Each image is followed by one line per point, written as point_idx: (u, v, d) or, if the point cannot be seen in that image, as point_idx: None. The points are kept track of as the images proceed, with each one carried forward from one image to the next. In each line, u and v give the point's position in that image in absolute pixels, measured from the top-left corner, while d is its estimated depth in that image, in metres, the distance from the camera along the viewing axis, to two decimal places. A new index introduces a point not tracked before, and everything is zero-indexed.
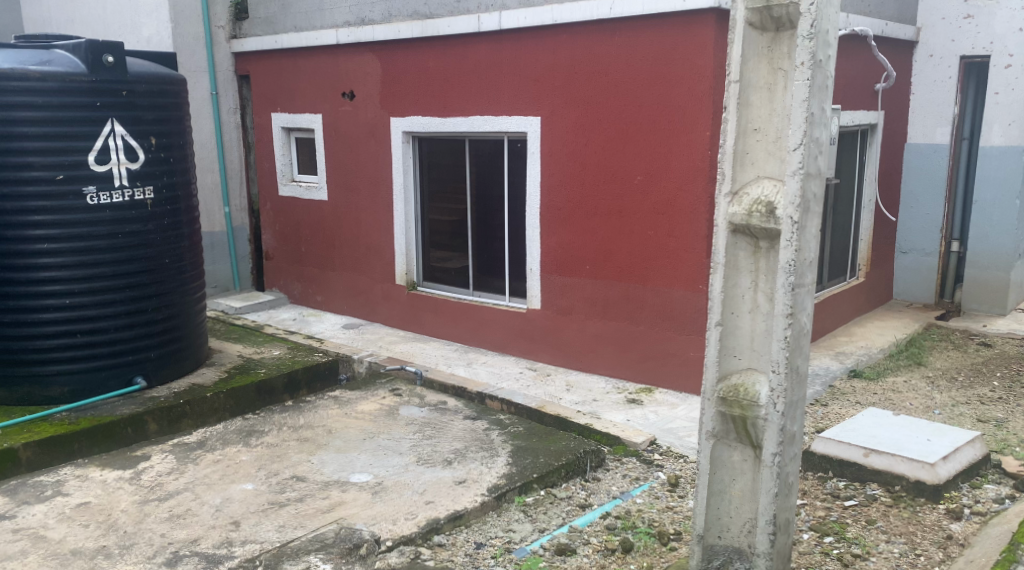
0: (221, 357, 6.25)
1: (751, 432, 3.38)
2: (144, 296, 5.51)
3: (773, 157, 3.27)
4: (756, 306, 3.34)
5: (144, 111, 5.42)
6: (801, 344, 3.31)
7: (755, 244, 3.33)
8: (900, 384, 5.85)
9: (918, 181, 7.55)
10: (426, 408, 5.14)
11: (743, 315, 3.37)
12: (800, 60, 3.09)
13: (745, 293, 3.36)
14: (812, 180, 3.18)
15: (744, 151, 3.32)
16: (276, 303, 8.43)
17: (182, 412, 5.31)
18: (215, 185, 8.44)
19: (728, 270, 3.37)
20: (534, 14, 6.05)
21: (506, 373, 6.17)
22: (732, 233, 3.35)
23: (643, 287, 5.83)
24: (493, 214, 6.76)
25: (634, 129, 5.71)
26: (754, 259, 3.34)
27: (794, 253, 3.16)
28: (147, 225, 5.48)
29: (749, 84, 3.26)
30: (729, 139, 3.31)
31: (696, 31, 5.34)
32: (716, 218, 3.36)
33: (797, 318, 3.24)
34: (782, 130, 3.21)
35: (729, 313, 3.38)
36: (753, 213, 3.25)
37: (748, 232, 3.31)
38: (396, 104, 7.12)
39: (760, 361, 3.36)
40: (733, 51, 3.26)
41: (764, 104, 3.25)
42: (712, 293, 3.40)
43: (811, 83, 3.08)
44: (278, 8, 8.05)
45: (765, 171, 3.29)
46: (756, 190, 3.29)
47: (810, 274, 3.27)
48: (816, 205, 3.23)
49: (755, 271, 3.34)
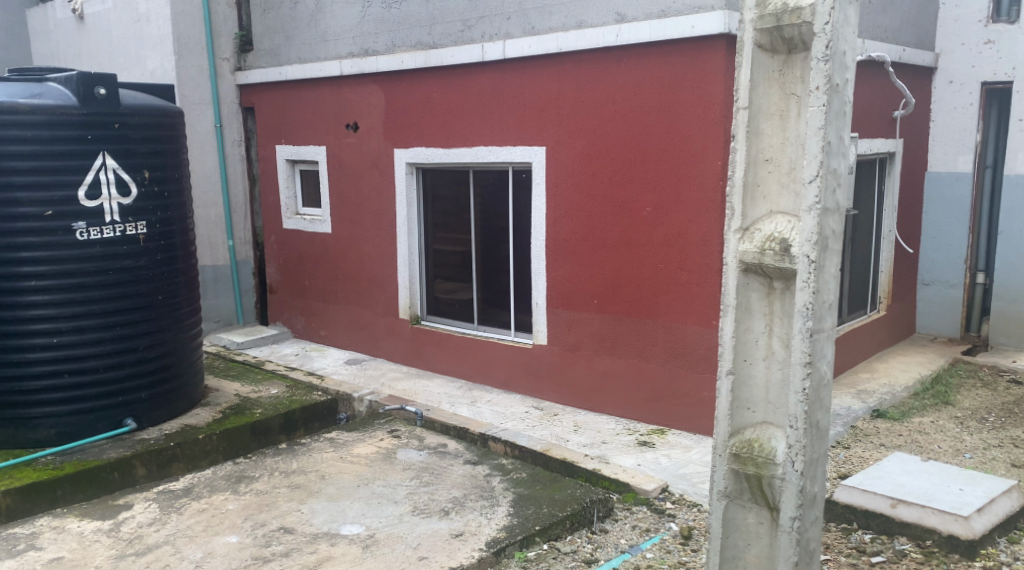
0: (217, 397, 6.04)
1: (767, 492, 3.13)
2: (136, 334, 5.32)
3: (787, 190, 3.04)
4: (770, 353, 3.10)
5: (138, 144, 5.26)
6: (819, 396, 3.08)
7: (769, 284, 3.11)
8: (927, 424, 5.55)
9: (940, 210, 7.29)
10: (425, 452, 4.91)
11: (757, 362, 3.14)
12: (815, 84, 2.87)
13: (759, 338, 3.13)
14: (830, 216, 2.95)
15: (755, 183, 3.10)
16: (279, 337, 8.24)
17: (172, 455, 5.10)
18: (218, 219, 8.29)
19: (739, 313, 3.13)
20: (538, 42, 5.87)
21: (511, 413, 5.92)
22: (744, 273, 3.12)
23: (654, 322, 5.58)
24: (499, 246, 6.55)
25: (643, 159, 5.50)
26: (768, 300, 3.11)
27: (812, 295, 2.92)
28: (139, 260, 5.30)
29: (758, 111, 3.06)
30: (738, 168, 3.10)
31: (705, 56, 5.15)
32: (726, 255, 3.14)
33: (815, 367, 3.01)
34: (797, 159, 2.99)
35: (741, 359, 3.15)
36: (766, 250, 3.03)
37: (761, 271, 3.08)
38: (400, 136, 6.96)
39: (777, 414, 3.12)
40: (741, 75, 3.05)
41: (776, 132, 3.03)
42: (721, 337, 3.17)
43: (827, 109, 2.86)
44: (282, 39, 7.94)
45: (777, 204, 3.07)
46: (769, 226, 3.06)
47: (830, 318, 3.03)
48: (835, 243, 2.99)
49: (770, 313, 3.11)
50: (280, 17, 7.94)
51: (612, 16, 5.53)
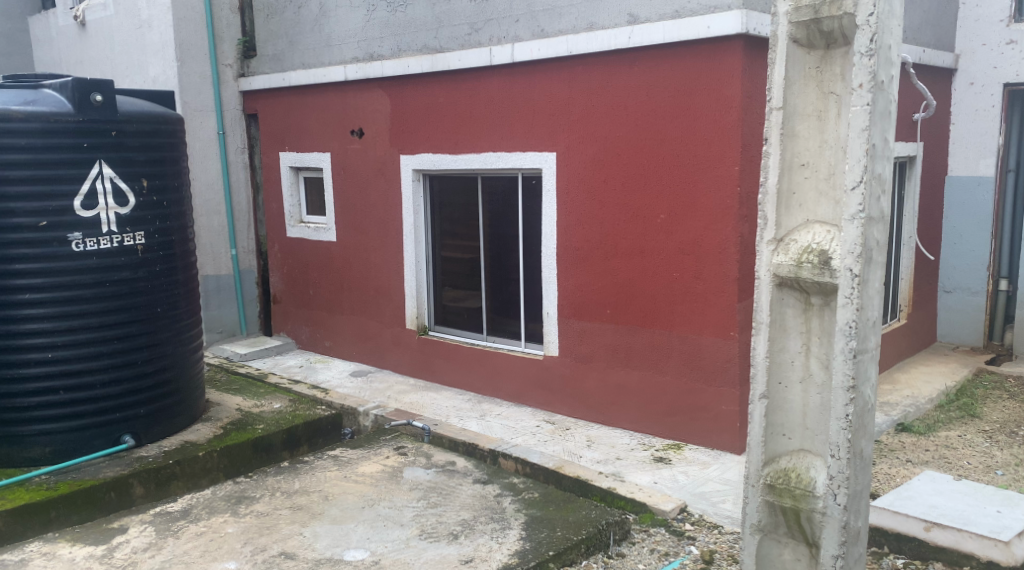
0: (218, 411, 5.86)
1: (806, 527, 3.15)
2: (133, 348, 5.14)
3: (824, 198, 3.05)
4: (806, 375, 3.13)
5: (136, 152, 5.10)
6: (864, 422, 3.09)
7: (806, 301, 3.12)
8: (954, 439, 5.34)
9: (961, 215, 7.08)
10: (433, 470, 4.72)
11: (793, 385, 3.17)
12: (859, 82, 2.87)
13: (795, 357, 3.16)
14: (874, 225, 2.95)
15: (790, 190, 3.12)
16: (283, 348, 8.07)
17: (171, 473, 4.93)
18: (221, 228, 8.12)
19: (773, 330, 3.17)
20: (548, 45, 5.69)
21: (522, 427, 5.73)
22: (779, 287, 3.14)
23: (669, 333, 5.39)
24: (508, 255, 6.36)
25: (657, 164, 5.32)
26: (805, 316, 3.13)
27: (854, 312, 2.93)
28: (138, 272, 5.13)
29: (794, 111, 3.06)
30: (771, 175, 3.11)
31: (721, 57, 4.97)
32: (760, 268, 3.15)
33: (859, 392, 3.01)
34: (835, 164, 3.01)
35: (778, 382, 3.19)
36: (804, 263, 3.04)
37: (797, 286, 3.10)
38: (406, 142, 6.79)
39: (813, 443, 3.16)
40: (775, 73, 3.07)
41: (812, 135, 3.05)
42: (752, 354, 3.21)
43: (872, 108, 2.87)
44: (286, 45, 7.78)
45: (815, 212, 3.08)
46: (805, 237, 3.08)
47: (872, 337, 3.05)
48: (878, 254, 2.99)
49: (806, 331, 3.14)
50: (283, 22, 7.79)
51: (625, 17, 5.36)
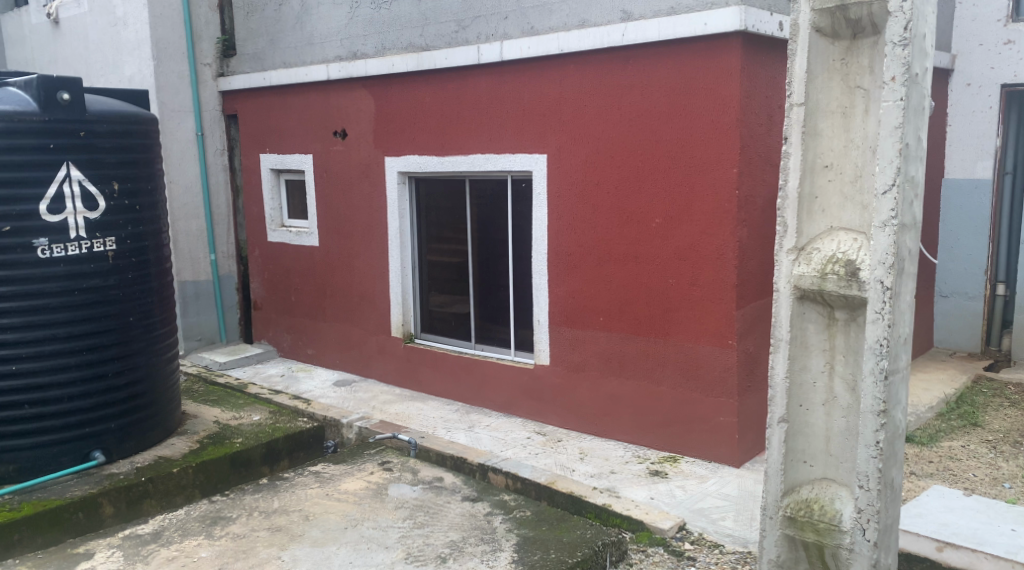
0: (194, 424, 5.62)
1: (831, 562, 3.22)
2: (104, 360, 4.90)
3: (850, 203, 3.15)
4: (830, 398, 3.23)
5: (106, 153, 4.86)
6: (894, 450, 3.15)
7: (829, 315, 3.21)
8: (958, 449, 5.17)
9: (959, 219, 6.91)
10: (419, 487, 4.51)
11: (816, 408, 3.27)
12: (892, 74, 2.93)
13: (817, 378, 3.25)
14: (906, 232, 3.01)
15: (813, 193, 3.20)
16: (264, 356, 7.83)
17: (143, 492, 4.70)
18: (200, 232, 7.88)
19: (794, 348, 3.25)
20: (538, 43, 5.49)
21: (511, 439, 5.52)
22: (799, 300, 3.23)
23: (665, 342, 5.20)
24: (497, 260, 6.15)
25: (652, 166, 5.14)
26: (827, 331, 3.22)
27: (886, 328, 2.98)
28: (108, 279, 4.89)
29: (817, 107, 3.16)
30: (791, 176, 3.19)
31: (719, 56, 4.80)
32: (780, 277, 3.23)
33: (890, 416, 3.06)
34: (860, 165, 3.11)
35: (799, 405, 3.29)
36: (829, 273, 3.12)
37: (820, 300, 3.19)
38: (391, 143, 6.58)
39: (837, 472, 3.25)
40: (797, 65, 3.16)
41: (837, 132, 3.15)
42: (771, 374, 3.29)
43: (905, 104, 2.92)
44: (266, 43, 7.56)
45: (838, 219, 3.19)
46: (830, 245, 3.17)
47: (903, 356, 3.10)
48: (910, 264, 3.05)
49: (828, 348, 3.22)
50: (263, 20, 7.56)
51: (618, 14, 5.17)
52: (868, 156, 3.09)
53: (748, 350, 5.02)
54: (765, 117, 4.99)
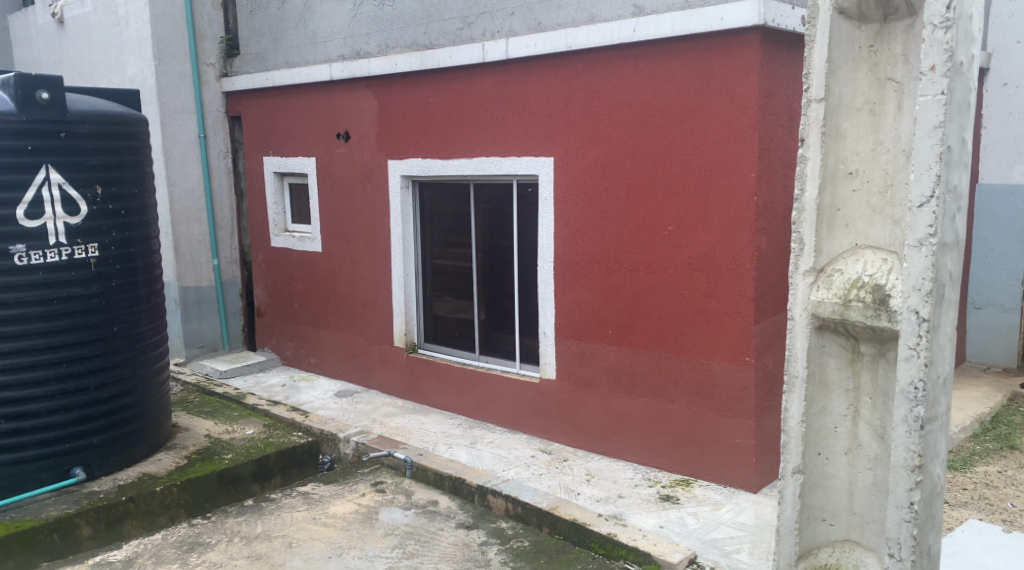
0: (184, 438, 5.37)
1: None
2: (87, 372, 4.67)
3: (879, 217, 2.89)
4: (853, 447, 2.98)
5: (89, 155, 4.63)
6: (933, 508, 2.85)
7: (853, 349, 2.94)
8: (994, 475, 4.82)
9: (994, 227, 6.54)
10: (411, 512, 4.53)
11: (837, 457, 3.02)
12: (932, 63, 2.62)
13: (838, 420, 3.00)
14: (947, 252, 2.70)
15: (835, 205, 2.95)
16: (265, 364, 7.59)
17: (124, 512, 4.46)
18: (202, 237, 7.66)
19: (815, 387, 3.00)
20: (545, 40, 5.21)
21: (514, 458, 5.23)
22: (819, 331, 2.97)
23: (677, 357, 4.90)
24: (503, 268, 5.87)
25: (664, 171, 4.84)
26: (850, 368, 2.96)
27: (922, 368, 2.68)
28: (90, 287, 4.66)
29: (840, 103, 2.90)
30: (810, 183, 2.92)
31: (737, 53, 4.50)
32: (798, 301, 2.97)
33: (926, 472, 2.76)
34: (890, 171, 2.84)
35: (817, 454, 3.04)
36: (853, 300, 2.86)
37: (842, 331, 2.93)
38: (394, 145, 6.32)
39: (862, 533, 3.01)
40: (816, 56, 2.88)
41: (865, 131, 2.88)
42: (785, 416, 3.02)
43: (947, 100, 2.61)
44: (269, 42, 7.34)
45: (864, 236, 2.93)
46: (856, 266, 2.91)
47: (943, 401, 2.80)
48: (951, 289, 2.75)
49: (852, 389, 2.96)
50: (267, 19, 7.34)
51: (629, 9, 4.88)
52: (899, 161, 2.81)
53: (767, 368, 4.71)
54: (786, 118, 4.68)
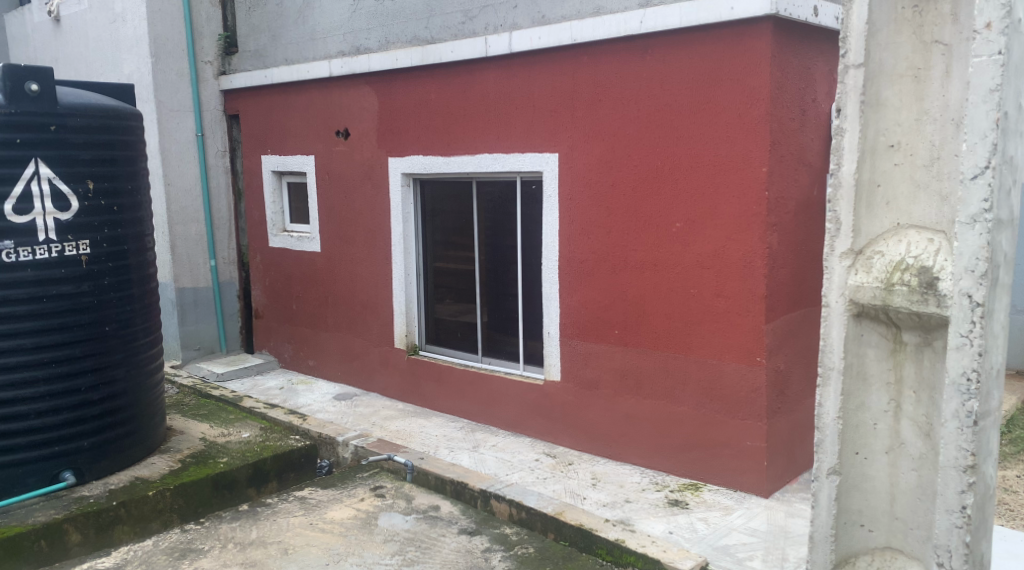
0: (179, 441, 5.22)
1: None
2: (77, 372, 4.53)
3: (921, 194, 2.76)
4: (895, 446, 2.87)
5: (80, 149, 4.50)
6: (983, 513, 2.73)
7: (894, 338, 2.83)
8: (1014, 480, 4.68)
9: None
10: (411, 517, 4.38)
11: (877, 457, 2.91)
12: (987, 22, 2.49)
13: (877, 417, 2.89)
14: (1002, 229, 2.58)
15: (874, 180, 2.84)
16: (263, 367, 7.44)
17: (114, 517, 4.31)
18: (199, 237, 7.51)
19: (852, 380, 2.90)
20: (550, 32, 5.08)
21: (517, 462, 5.08)
22: (857, 319, 2.87)
23: (686, 358, 4.75)
24: (506, 268, 5.73)
25: (672, 166, 4.71)
26: (892, 359, 2.85)
27: (976, 357, 2.55)
28: (81, 286, 4.52)
29: (880, 70, 2.78)
30: (847, 158, 2.83)
31: (748, 43, 4.37)
32: (834, 285, 2.88)
33: (979, 473, 2.64)
34: (936, 142, 2.70)
35: (855, 453, 2.95)
36: (897, 282, 2.74)
37: (883, 318, 2.83)
38: (395, 143, 6.18)
39: (905, 540, 2.90)
40: (856, 21, 2.78)
41: (906, 103, 2.75)
42: (820, 412, 2.94)
43: (1004, 61, 2.47)
44: (268, 39, 7.21)
45: (907, 214, 2.79)
46: (896, 247, 2.79)
47: (996, 396, 2.66)
48: (1005, 270, 2.63)
49: (894, 382, 2.85)
50: (265, 15, 7.21)
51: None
52: (947, 131, 2.67)
53: (778, 368, 4.57)
54: (797, 111, 4.54)
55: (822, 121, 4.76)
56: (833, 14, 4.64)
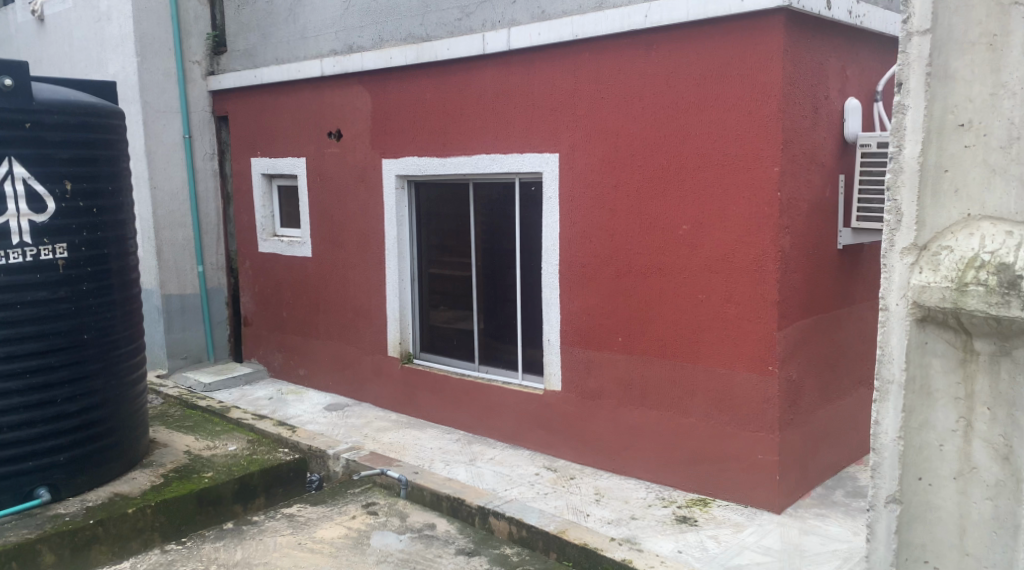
0: (162, 454, 4.98)
1: None
2: (54, 383, 4.30)
3: (998, 179, 2.45)
4: (966, 470, 2.56)
5: (57, 148, 4.28)
6: None
7: (964, 346, 2.53)
8: None
9: None
10: (406, 536, 4.19)
11: (944, 483, 2.62)
12: None
13: (943, 435, 2.60)
14: None
15: (942, 163, 2.54)
16: (252, 377, 7.22)
17: (91, 536, 4.08)
18: (186, 242, 7.29)
19: (913, 395, 2.63)
20: (550, 28, 4.88)
21: (516, 476, 4.87)
22: (922, 328, 2.59)
23: (693, 366, 4.55)
24: (504, 273, 5.52)
25: (678, 167, 4.51)
26: (960, 371, 2.55)
27: None
28: (58, 291, 4.29)
29: (949, 37, 2.49)
30: (910, 138, 2.57)
31: (758, 37, 4.19)
32: (894, 290, 2.61)
33: None
34: (1015, 122, 2.41)
35: (918, 478, 2.66)
36: (968, 281, 2.42)
37: (953, 328, 2.53)
38: (388, 144, 5.98)
39: None
40: None
41: (975, 77, 2.46)
42: (878, 430, 2.69)
43: None
44: (257, 38, 7.00)
45: (979, 204, 2.48)
46: (964, 242, 2.48)
47: None
48: None
49: (964, 398, 2.55)
50: (255, 14, 7.01)
51: None
52: None
53: (790, 378, 4.38)
54: (808, 109, 4.37)
55: (833, 119, 4.58)
56: (845, 8, 4.46)
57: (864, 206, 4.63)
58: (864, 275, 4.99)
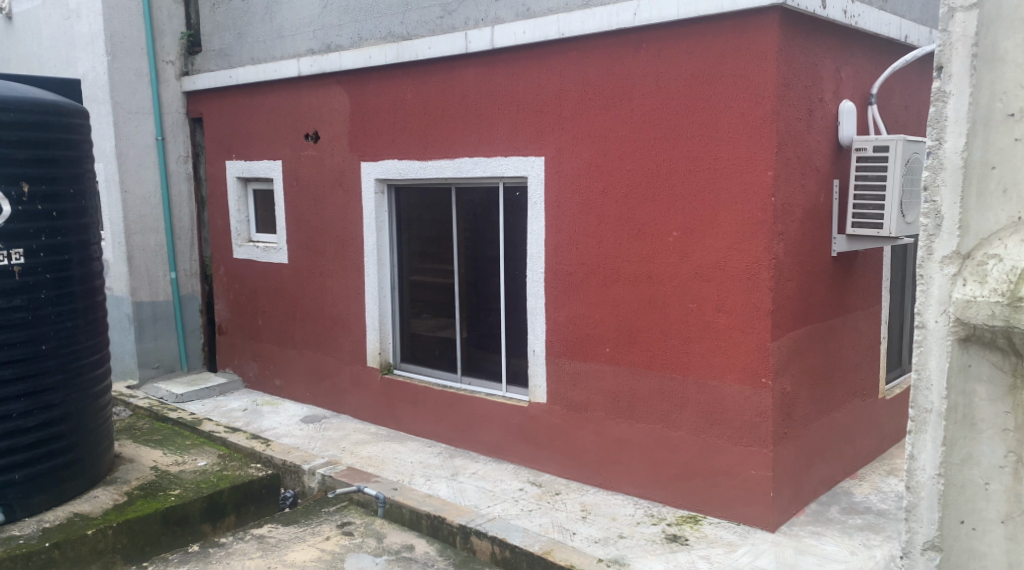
0: (127, 471, 4.74)
1: None
2: (9, 396, 4.06)
3: None
4: (1014, 513, 2.24)
5: (13, 148, 4.06)
6: None
7: (1013, 371, 2.20)
8: None
9: None
10: (382, 559, 4.01)
11: (991, 529, 2.29)
12: None
13: (988, 472, 2.27)
14: None
15: (989, 160, 2.24)
16: (227, 387, 6.98)
17: (47, 560, 3.85)
18: (159, 248, 7.04)
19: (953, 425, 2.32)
20: (535, 26, 4.71)
21: (500, 492, 4.67)
22: (964, 348, 2.28)
23: (684, 378, 4.38)
24: (487, 280, 5.33)
25: (668, 170, 4.34)
26: (1010, 399, 2.22)
27: None
28: (13, 300, 4.06)
29: (999, 13, 2.21)
30: (951, 129, 2.29)
31: (752, 36, 4.03)
32: (933, 303, 2.32)
33: None
34: None
35: (961, 522, 2.34)
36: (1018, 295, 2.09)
37: (1001, 348, 2.20)
38: (368, 146, 5.78)
39: None
40: None
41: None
42: (914, 467, 2.40)
43: None
44: (233, 37, 6.79)
45: None
46: (1015, 252, 2.16)
47: None
48: None
49: (1013, 430, 2.22)
50: (230, 12, 6.80)
51: None
52: None
53: (784, 391, 4.21)
54: (803, 112, 4.22)
55: (828, 122, 4.43)
56: (840, 6, 4.31)
57: (859, 212, 4.48)
58: (859, 283, 4.84)
